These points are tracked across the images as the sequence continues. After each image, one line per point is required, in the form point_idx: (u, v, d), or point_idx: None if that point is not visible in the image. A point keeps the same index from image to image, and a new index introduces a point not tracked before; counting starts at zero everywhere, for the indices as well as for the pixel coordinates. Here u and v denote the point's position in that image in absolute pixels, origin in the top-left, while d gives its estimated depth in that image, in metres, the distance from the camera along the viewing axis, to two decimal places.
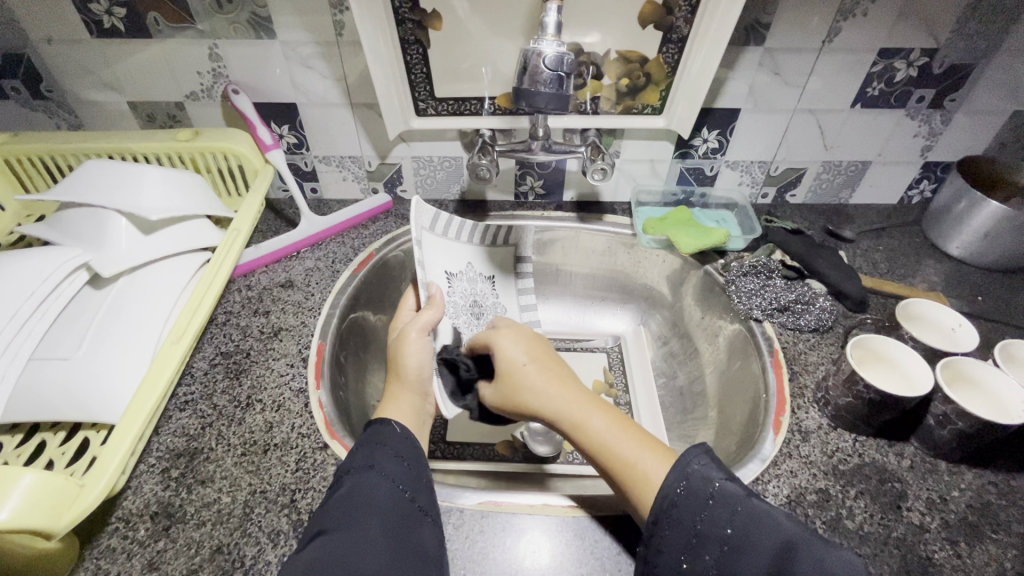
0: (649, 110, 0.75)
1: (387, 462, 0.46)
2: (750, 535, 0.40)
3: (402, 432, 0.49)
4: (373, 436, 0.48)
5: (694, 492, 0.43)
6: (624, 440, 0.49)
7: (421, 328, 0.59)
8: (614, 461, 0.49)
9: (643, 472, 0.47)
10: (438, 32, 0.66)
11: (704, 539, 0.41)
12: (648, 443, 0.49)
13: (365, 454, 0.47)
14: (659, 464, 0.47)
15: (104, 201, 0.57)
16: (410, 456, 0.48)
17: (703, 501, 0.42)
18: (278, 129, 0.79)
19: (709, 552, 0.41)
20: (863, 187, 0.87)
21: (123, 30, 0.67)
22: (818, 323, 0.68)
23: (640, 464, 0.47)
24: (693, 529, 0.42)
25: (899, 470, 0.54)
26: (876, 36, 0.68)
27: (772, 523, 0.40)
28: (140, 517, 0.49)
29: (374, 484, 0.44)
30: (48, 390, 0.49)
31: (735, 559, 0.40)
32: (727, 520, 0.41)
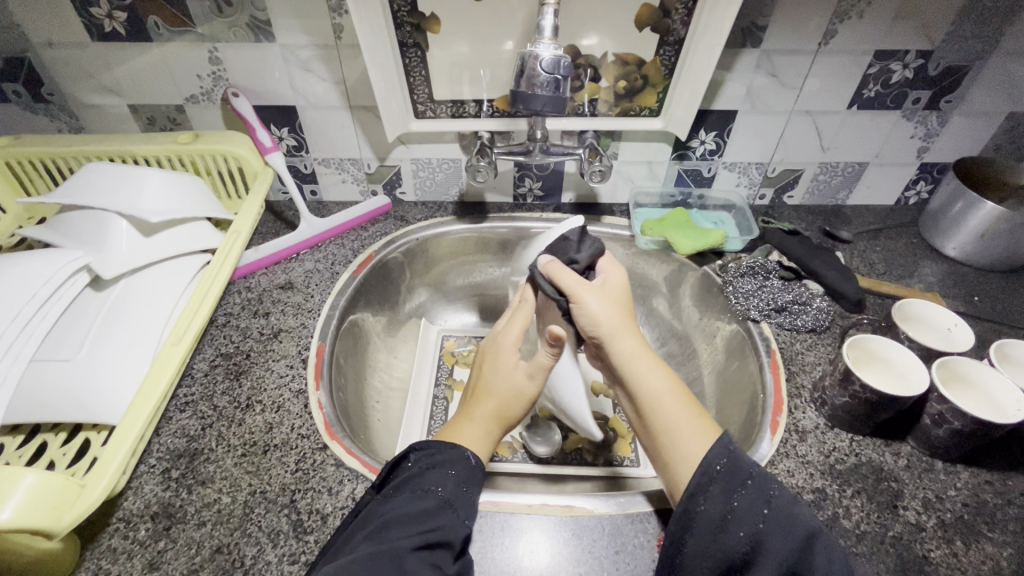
0: (647, 112, 0.75)
1: (447, 484, 0.45)
2: (784, 520, 0.40)
3: (474, 461, 0.48)
4: (434, 455, 0.47)
5: (732, 475, 0.43)
6: (676, 401, 0.51)
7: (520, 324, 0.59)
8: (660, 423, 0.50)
9: (687, 446, 0.47)
10: (437, 35, 0.66)
11: (738, 516, 0.41)
12: (698, 420, 0.49)
13: (422, 470, 0.46)
14: (700, 441, 0.48)
15: (105, 203, 0.58)
16: (471, 480, 0.46)
17: (742, 482, 0.42)
18: (278, 132, 0.79)
19: (741, 530, 0.40)
20: (860, 188, 0.87)
21: (124, 34, 0.68)
22: (815, 323, 0.68)
23: (683, 425, 0.49)
24: (726, 510, 0.42)
25: (895, 470, 0.54)
26: (871, 39, 0.69)
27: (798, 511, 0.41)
28: (140, 517, 0.49)
29: (427, 502, 0.43)
30: (50, 391, 0.50)
31: (765, 538, 0.40)
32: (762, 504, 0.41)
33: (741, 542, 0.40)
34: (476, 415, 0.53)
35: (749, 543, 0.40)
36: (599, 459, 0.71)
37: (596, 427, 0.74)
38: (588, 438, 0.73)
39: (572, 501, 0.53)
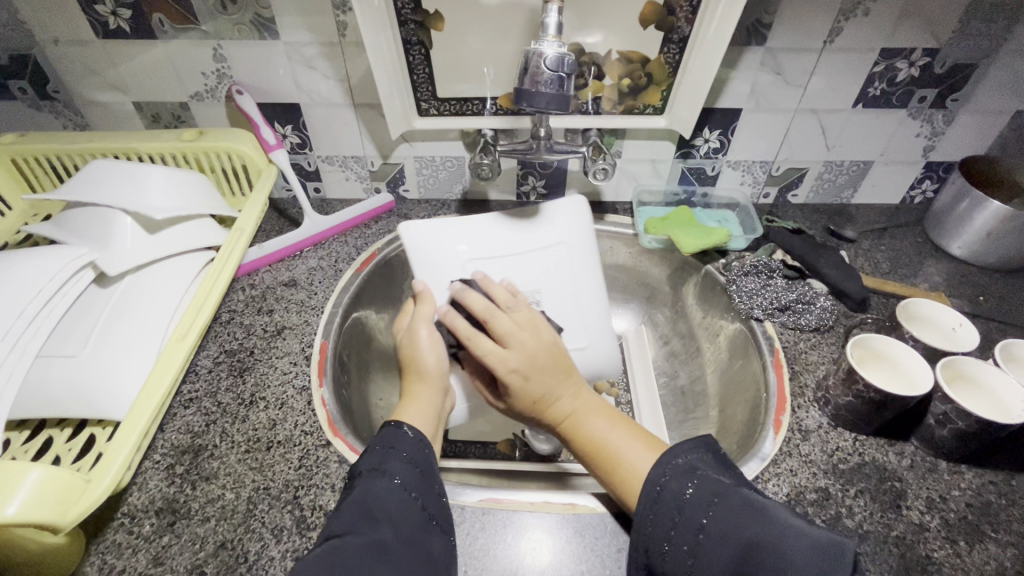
0: (651, 110, 0.75)
1: (402, 468, 0.46)
2: (724, 524, 0.40)
3: (415, 436, 0.49)
4: (385, 439, 0.48)
5: (670, 491, 0.43)
6: (616, 433, 0.52)
7: (427, 324, 0.59)
8: (605, 447, 0.51)
9: (636, 465, 0.49)
10: (440, 32, 0.66)
11: (681, 528, 0.41)
12: (644, 437, 0.51)
13: (378, 459, 0.46)
14: (651, 452, 0.50)
15: (110, 201, 0.58)
16: (424, 464, 0.48)
17: (679, 499, 0.42)
18: (282, 129, 0.79)
19: (684, 544, 0.41)
20: (864, 186, 0.87)
21: (128, 31, 0.68)
22: (819, 323, 0.68)
23: (628, 455, 0.50)
24: (670, 525, 0.42)
25: (899, 470, 0.54)
26: (877, 36, 0.68)
27: (754, 510, 0.39)
28: (144, 512, 0.49)
29: (384, 490, 0.44)
30: (55, 388, 0.50)
31: (708, 545, 0.39)
32: (703, 512, 0.41)
33: (686, 556, 0.40)
34: (419, 392, 0.56)
35: (692, 558, 0.40)
36: None
37: None
38: None
39: (575, 499, 0.53)
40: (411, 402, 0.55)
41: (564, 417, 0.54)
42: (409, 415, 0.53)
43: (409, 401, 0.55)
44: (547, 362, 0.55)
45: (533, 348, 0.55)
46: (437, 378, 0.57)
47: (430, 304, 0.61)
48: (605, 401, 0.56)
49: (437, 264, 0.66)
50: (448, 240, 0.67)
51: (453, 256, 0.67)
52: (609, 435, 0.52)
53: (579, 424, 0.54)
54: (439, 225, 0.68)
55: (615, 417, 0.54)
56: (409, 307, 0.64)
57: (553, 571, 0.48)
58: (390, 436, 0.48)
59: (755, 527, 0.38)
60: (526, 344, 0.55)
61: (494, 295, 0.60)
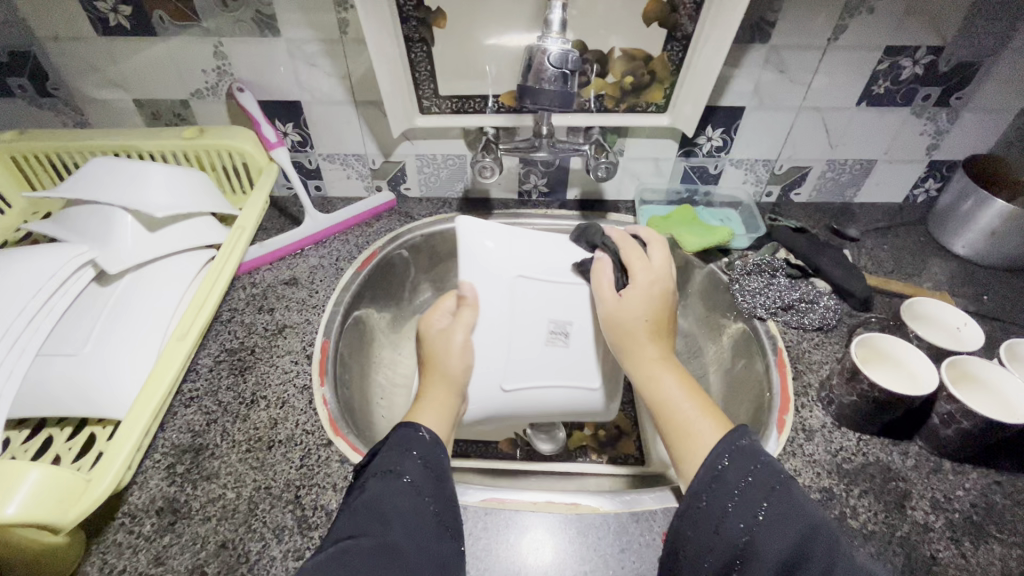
0: (654, 108, 0.74)
1: (415, 471, 0.45)
2: (785, 513, 0.38)
3: (429, 438, 0.48)
4: (401, 438, 0.47)
5: (733, 471, 0.41)
6: (687, 402, 0.49)
7: (466, 330, 0.59)
8: (676, 409, 0.49)
9: (701, 436, 0.45)
10: (443, 29, 0.66)
11: (737, 508, 0.39)
12: (712, 410, 0.48)
13: (391, 459, 0.46)
14: (718, 429, 0.46)
15: (109, 198, 0.57)
16: (433, 461, 0.47)
17: (742, 479, 0.40)
18: (283, 127, 0.79)
19: (738, 521, 0.39)
20: (867, 185, 0.87)
21: (128, 29, 0.68)
22: (822, 322, 0.67)
23: (693, 424, 0.47)
24: (726, 504, 0.40)
25: (903, 470, 0.54)
26: (881, 34, 0.68)
27: (808, 502, 0.38)
28: (145, 512, 0.49)
29: (396, 492, 0.43)
30: (55, 386, 0.50)
31: (765, 530, 0.37)
32: (762, 497, 0.39)
33: (739, 535, 0.38)
34: (433, 394, 0.54)
35: (746, 538, 0.38)
36: (602, 457, 0.71)
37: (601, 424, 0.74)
38: (592, 436, 0.73)
39: (577, 499, 0.53)
40: (426, 402, 0.53)
41: (647, 365, 0.53)
42: (421, 411, 0.52)
43: (419, 403, 0.53)
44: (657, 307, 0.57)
45: (654, 282, 0.58)
46: (453, 382, 0.56)
47: (472, 309, 0.60)
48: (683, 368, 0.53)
49: (479, 267, 0.63)
50: (503, 250, 0.64)
51: (489, 258, 0.63)
52: (682, 401, 0.49)
53: (656, 374, 0.52)
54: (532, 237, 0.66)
55: (690, 385, 0.51)
56: (447, 308, 0.61)
57: (555, 571, 0.48)
58: (404, 436, 0.47)
59: (814, 519, 0.37)
60: (647, 279, 0.58)
61: (647, 239, 0.64)
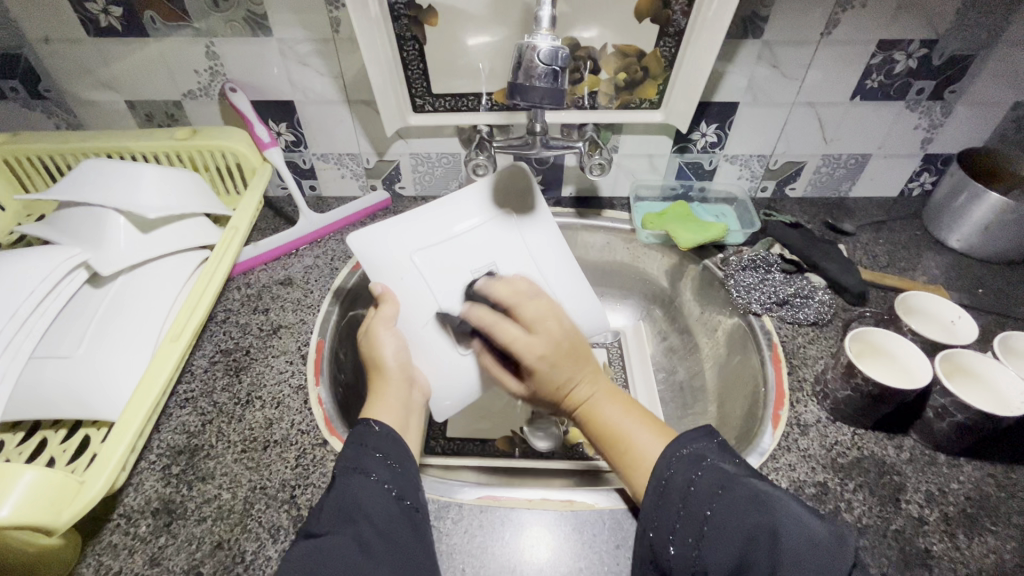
0: (647, 104, 0.74)
1: (378, 465, 0.47)
2: (728, 516, 0.39)
3: (382, 430, 0.50)
4: (356, 436, 0.50)
5: (676, 483, 0.44)
6: (624, 418, 0.53)
7: (386, 323, 0.60)
8: (616, 431, 0.52)
9: (648, 454, 0.49)
10: (434, 27, 0.65)
11: (686, 520, 0.41)
12: (658, 428, 0.52)
13: (353, 458, 0.47)
14: (661, 439, 0.50)
15: (102, 200, 0.57)
16: (395, 457, 0.48)
17: (685, 491, 0.42)
18: (276, 127, 0.79)
19: (690, 535, 0.40)
20: (863, 179, 0.87)
21: (119, 29, 0.68)
22: (817, 317, 0.67)
23: (636, 439, 0.51)
24: (676, 519, 0.42)
25: (898, 463, 0.54)
26: (875, 28, 0.68)
27: (753, 501, 0.39)
28: (141, 513, 0.49)
29: (362, 488, 0.45)
30: (50, 389, 0.50)
31: (711, 538, 0.39)
32: (706, 504, 0.40)
33: (691, 550, 0.39)
34: (387, 388, 0.57)
35: (697, 553, 0.39)
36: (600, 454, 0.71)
37: None
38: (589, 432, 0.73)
39: (573, 496, 0.53)
40: (377, 400, 0.55)
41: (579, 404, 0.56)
42: (378, 411, 0.54)
43: (374, 399, 0.55)
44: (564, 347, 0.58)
45: (557, 338, 0.57)
46: (397, 373, 0.58)
47: (391, 304, 0.61)
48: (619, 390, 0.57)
49: (394, 258, 0.64)
50: (400, 230, 0.65)
51: (393, 245, 0.64)
52: (620, 419, 0.53)
53: (594, 407, 0.55)
54: (399, 223, 0.65)
55: (624, 402, 0.55)
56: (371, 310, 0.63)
57: (551, 568, 0.48)
58: (359, 434, 0.50)
59: (760, 519, 0.38)
60: (550, 340, 0.57)
61: (501, 299, 0.62)
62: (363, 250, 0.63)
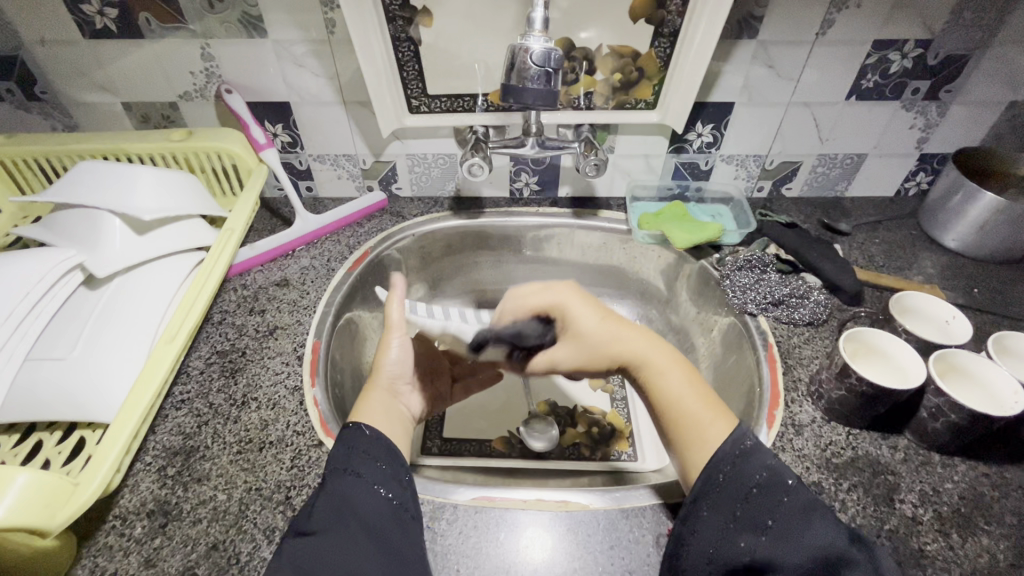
0: (643, 105, 0.74)
1: (364, 465, 0.47)
2: (787, 525, 0.41)
3: (372, 434, 0.50)
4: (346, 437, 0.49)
5: (736, 480, 0.44)
6: (694, 401, 0.50)
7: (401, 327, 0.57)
8: (677, 408, 0.51)
9: (711, 437, 0.48)
10: (430, 28, 0.66)
11: (742, 522, 0.43)
12: (720, 408, 0.50)
13: (342, 458, 0.47)
14: (724, 427, 0.49)
15: (98, 202, 0.57)
16: (386, 458, 0.49)
17: (746, 492, 0.43)
18: (272, 128, 0.79)
19: (752, 534, 0.42)
20: (859, 179, 0.87)
21: (115, 31, 0.68)
22: (813, 317, 0.67)
23: (699, 424, 0.49)
24: (729, 518, 0.43)
25: (892, 463, 0.54)
26: (870, 28, 0.68)
27: (811, 511, 0.41)
28: (136, 514, 0.49)
29: (352, 489, 0.45)
30: (45, 390, 0.50)
31: (769, 547, 0.41)
32: (769, 512, 0.42)
33: (744, 550, 0.42)
34: (377, 399, 0.56)
35: (750, 553, 0.41)
36: (596, 454, 0.71)
37: (593, 421, 0.75)
38: (585, 432, 0.73)
39: (568, 497, 0.53)
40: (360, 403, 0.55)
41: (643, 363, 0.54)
42: (368, 417, 0.53)
43: (360, 403, 0.55)
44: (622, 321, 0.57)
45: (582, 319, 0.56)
46: (384, 382, 0.57)
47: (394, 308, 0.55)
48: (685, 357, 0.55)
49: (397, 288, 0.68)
50: None
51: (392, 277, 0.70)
52: (683, 390, 0.51)
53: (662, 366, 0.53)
54: None
55: (695, 385, 0.52)
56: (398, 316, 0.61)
57: (546, 569, 0.48)
58: (349, 436, 0.49)
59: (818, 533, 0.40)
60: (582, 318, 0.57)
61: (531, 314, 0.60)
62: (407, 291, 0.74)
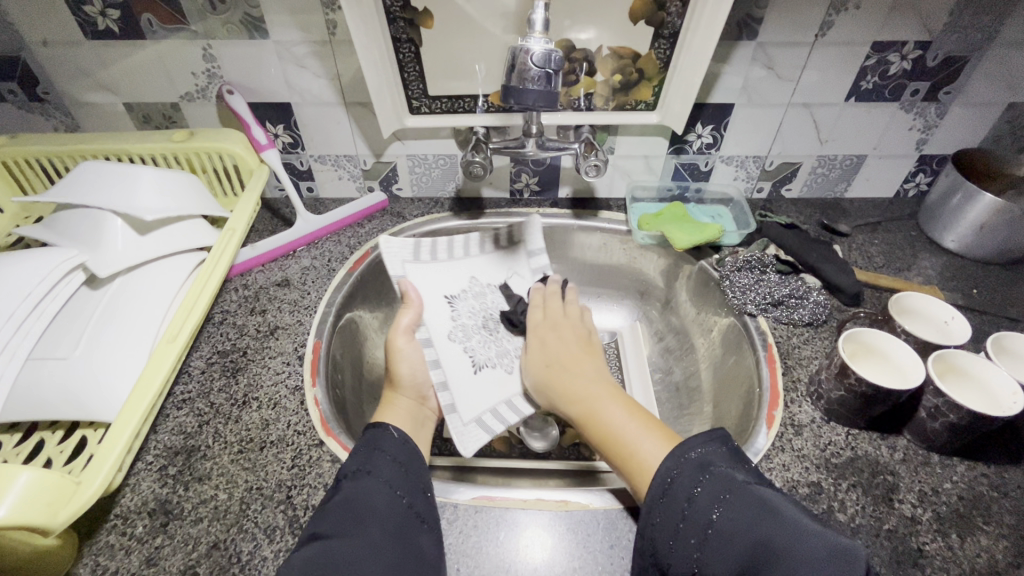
0: (643, 105, 0.75)
1: (384, 466, 0.49)
2: (733, 520, 0.41)
3: (399, 436, 0.52)
4: (371, 439, 0.51)
5: (681, 485, 0.45)
6: (630, 425, 0.53)
7: (403, 331, 0.65)
8: (615, 434, 0.53)
9: (648, 456, 0.50)
10: (430, 29, 0.66)
11: (689, 523, 0.43)
12: (658, 429, 0.52)
13: (363, 459, 0.49)
14: (665, 446, 0.50)
15: (100, 202, 0.58)
16: (409, 464, 0.50)
17: (691, 492, 0.44)
18: (273, 129, 0.79)
19: (692, 537, 0.42)
20: (858, 180, 0.87)
21: (117, 32, 0.68)
22: (812, 317, 0.67)
23: (639, 448, 0.51)
24: (680, 518, 0.43)
25: (891, 463, 0.54)
26: (869, 29, 0.68)
27: (762, 507, 0.41)
28: (137, 513, 0.49)
29: (370, 489, 0.46)
30: (47, 390, 0.50)
31: (716, 539, 0.41)
32: (713, 507, 0.42)
33: (692, 550, 0.41)
34: (400, 403, 0.60)
35: (698, 554, 0.41)
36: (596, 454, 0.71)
37: None
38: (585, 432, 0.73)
39: (568, 496, 0.53)
40: (388, 409, 0.59)
41: (584, 399, 0.57)
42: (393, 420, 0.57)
43: (385, 408, 0.59)
44: (576, 343, 0.64)
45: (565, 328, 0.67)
46: (411, 388, 0.62)
47: (405, 312, 0.66)
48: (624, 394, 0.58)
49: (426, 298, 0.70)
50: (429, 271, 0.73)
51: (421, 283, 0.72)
52: (624, 424, 0.53)
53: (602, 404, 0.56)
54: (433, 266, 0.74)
55: (633, 412, 0.55)
56: (403, 320, 0.65)
57: (546, 568, 0.48)
58: (374, 437, 0.51)
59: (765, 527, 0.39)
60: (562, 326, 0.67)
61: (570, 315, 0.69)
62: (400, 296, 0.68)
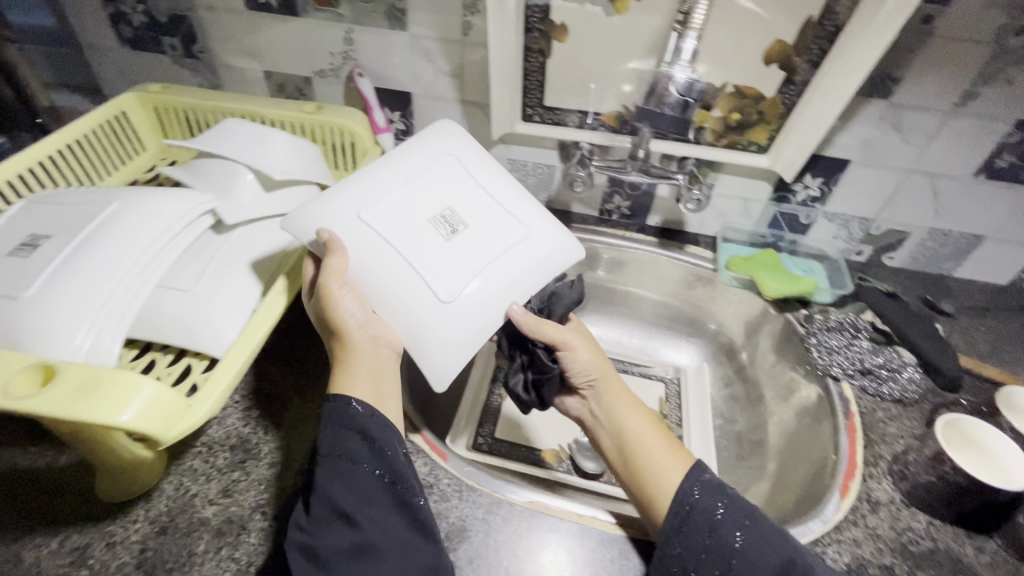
0: (755, 147, 0.74)
1: (356, 448, 0.46)
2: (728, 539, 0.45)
3: (362, 410, 0.48)
4: (334, 417, 0.48)
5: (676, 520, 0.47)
6: (650, 441, 0.55)
7: (337, 277, 0.50)
8: (641, 451, 0.54)
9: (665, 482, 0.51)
10: (563, 44, 0.68)
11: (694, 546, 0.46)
12: (678, 451, 0.54)
13: (335, 443, 0.46)
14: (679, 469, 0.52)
15: (239, 156, 0.63)
16: (382, 440, 0.47)
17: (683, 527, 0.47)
18: (390, 114, 0.84)
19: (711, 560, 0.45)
20: (970, 261, 0.82)
21: (274, 7, 0.74)
22: (902, 394, 0.64)
23: (660, 463, 0.52)
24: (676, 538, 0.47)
25: (976, 565, 0.50)
26: (1015, 107, 0.64)
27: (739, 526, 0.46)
28: (220, 445, 0.53)
29: (348, 476, 0.45)
30: (167, 316, 0.54)
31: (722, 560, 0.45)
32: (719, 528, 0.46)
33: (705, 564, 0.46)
34: (356, 358, 0.50)
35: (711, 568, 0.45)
36: None
37: None
38: None
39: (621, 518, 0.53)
40: (344, 372, 0.50)
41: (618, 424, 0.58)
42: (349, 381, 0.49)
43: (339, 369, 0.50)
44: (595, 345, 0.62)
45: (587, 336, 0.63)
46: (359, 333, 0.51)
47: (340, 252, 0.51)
48: (639, 397, 0.60)
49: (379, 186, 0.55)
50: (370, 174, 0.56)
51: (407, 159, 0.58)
52: (645, 439, 0.55)
53: (623, 414, 0.58)
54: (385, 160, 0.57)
55: (661, 432, 0.56)
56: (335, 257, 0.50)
57: None
58: (338, 413, 0.47)
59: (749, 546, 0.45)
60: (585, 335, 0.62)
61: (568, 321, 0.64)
62: (430, 131, 0.61)
